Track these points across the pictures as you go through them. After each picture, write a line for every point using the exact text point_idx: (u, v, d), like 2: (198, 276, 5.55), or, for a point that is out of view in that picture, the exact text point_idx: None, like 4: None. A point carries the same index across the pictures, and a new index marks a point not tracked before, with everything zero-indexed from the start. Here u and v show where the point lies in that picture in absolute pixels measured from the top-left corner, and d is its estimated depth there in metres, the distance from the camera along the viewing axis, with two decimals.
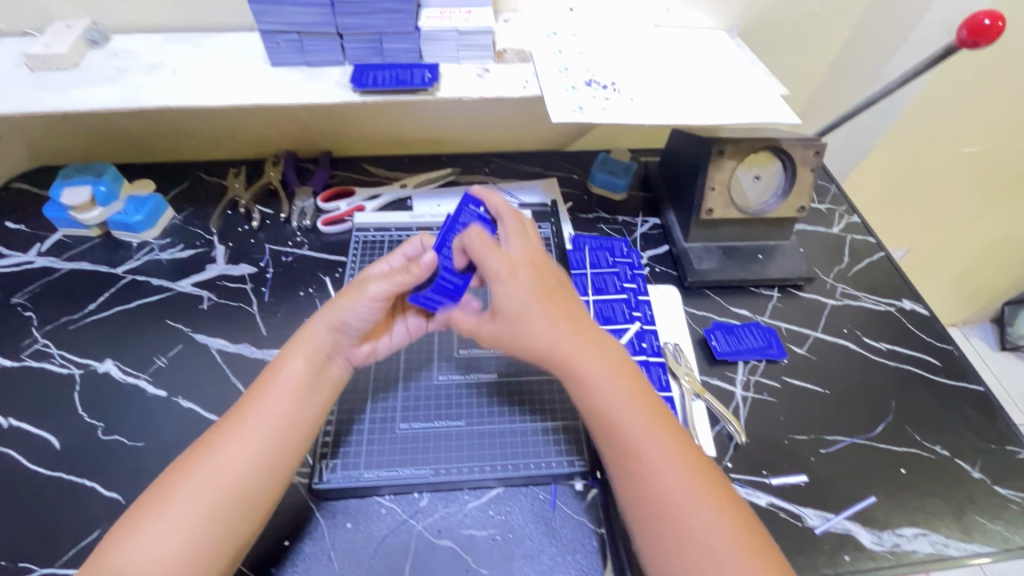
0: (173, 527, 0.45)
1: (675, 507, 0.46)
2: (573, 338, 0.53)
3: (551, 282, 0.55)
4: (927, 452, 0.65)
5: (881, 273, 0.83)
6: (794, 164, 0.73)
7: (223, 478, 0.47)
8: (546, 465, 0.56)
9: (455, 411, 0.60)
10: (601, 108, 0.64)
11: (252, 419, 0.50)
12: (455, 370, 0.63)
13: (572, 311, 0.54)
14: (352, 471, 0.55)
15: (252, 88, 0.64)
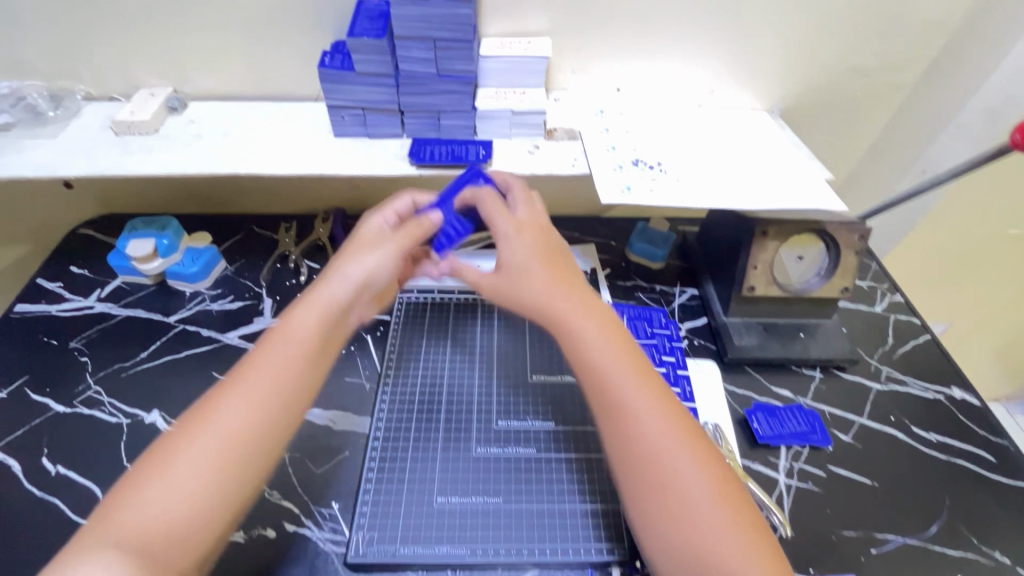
0: (184, 484, 0.44)
1: (678, 480, 0.46)
2: (572, 311, 0.54)
3: (554, 247, 0.58)
4: (987, 559, 0.61)
5: (927, 356, 0.81)
6: (838, 247, 0.73)
7: (232, 431, 0.47)
8: (583, 552, 0.55)
9: (493, 486, 0.59)
10: (647, 189, 0.66)
11: (257, 373, 0.50)
12: (494, 443, 0.63)
13: (572, 279, 0.57)
14: (388, 546, 0.55)
15: (316, 157, 0.67)
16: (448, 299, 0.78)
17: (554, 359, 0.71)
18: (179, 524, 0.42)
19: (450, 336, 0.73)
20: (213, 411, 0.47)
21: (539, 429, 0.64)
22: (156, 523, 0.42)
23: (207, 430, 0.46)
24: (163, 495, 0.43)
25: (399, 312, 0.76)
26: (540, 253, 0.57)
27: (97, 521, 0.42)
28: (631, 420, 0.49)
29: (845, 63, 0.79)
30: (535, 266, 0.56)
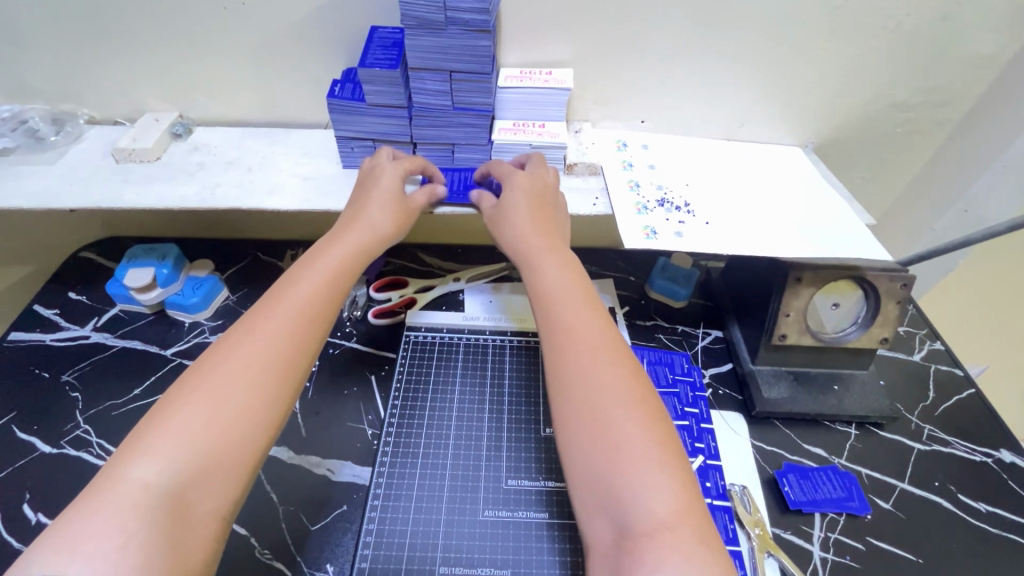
0: (201, 418, 0.40)
1: (600, 398, 0.43)
2: (538, 249, 0.55)
3: (544, 202, 0.59)
4: None
5: (973, 413, 0.75)
6: (878, 295, 0.67)
7: (254, 362, 0.44)
8: None
9: (501, 557, 0.54)
10: (674, 233, 0.61)
11: (280, 308, 0.48)
12: (502, 507, 0.58)
13: (553, 231, 0.57)
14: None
15: (323, 189, 0.64)
16: (457, 340, 0.74)
17: None
18: (198, 466, 0.39)
19: (459, 383, 0.69)
20: (226, 345, 0.45)
21: (553, 490, 0.59)
22: (175, 468, 0.38)
23: (225, 365, 0.44)
24: (177, 432, 0.39)
25: (405, 354, 0.72)
26: (528, 203, 0.58)
27: (120, 455, 0.38)
28: (575, 341, 0.47)
29: (885, 98, 0.74)
30: (521, 213, 0.57)
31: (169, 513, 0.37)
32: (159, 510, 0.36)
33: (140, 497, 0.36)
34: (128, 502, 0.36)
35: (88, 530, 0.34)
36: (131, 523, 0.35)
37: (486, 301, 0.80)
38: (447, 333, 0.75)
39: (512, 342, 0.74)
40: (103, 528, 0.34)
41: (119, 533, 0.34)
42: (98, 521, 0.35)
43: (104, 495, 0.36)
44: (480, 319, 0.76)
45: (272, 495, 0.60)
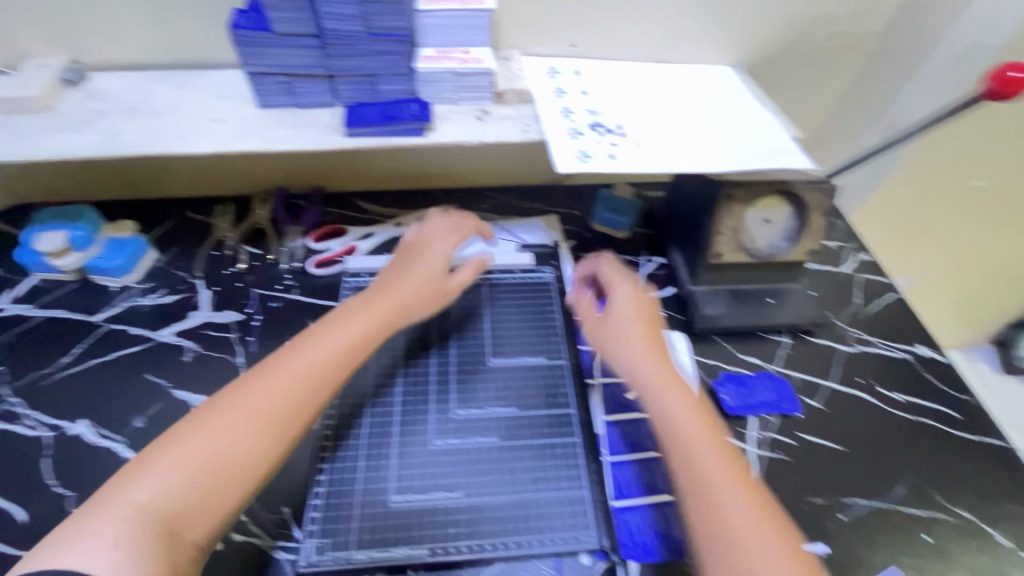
0: (201, 448, 0.45)
1: (694, 448, 0.49)
2: (660, 380, 0.54)
3: (650, 320, 0.61)
4: (949, 516, 0.61)
5: (893, 315, 0.80)
6: (806, 208, 0.71)
7: (257, 411, 0.48)
8: (554, 541, 0.53)
9: (453, 482, 0.56)
10: (607, 155, 0.60)
11: (296, 357, 0.52)
12: (451, 435, 0.59)
13: (656, 349, 0.57)
14: (341, 552, 0.52)
15: (239, 132, 0.60)
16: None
17: (515, 342, 0.68)
18: (192, 491, 0.44)
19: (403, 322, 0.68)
20: (246, 386, 0.50)
21: (501, 416, 0.61)
22: (173, 489, 0.43)
23: (230, 410, 0.48)
24: (178, 460, 0.44)
25: (346, 299, 0.71)
26: (638, 325, 0.59)
27: (133, 471, 0.44)
28: (655, 392, 0.54)
29: (813, 11, 0.74)
30: (631, 334, 0.59)
31: (160, 527, 0.42)
32: (150, 525, 0.41)
33: (134, 511, 0.42)
34: (125, 513, 0.41)
35: (86, 536, 0.40)
36: (123, 533, 0.40)
37: None
38: None
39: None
40: (99, 536, 0.40)
41: (111, 540, 0.40)
42: (99, 528, 0.40)
43: (112, 504, 0.42)
44: None
45: None
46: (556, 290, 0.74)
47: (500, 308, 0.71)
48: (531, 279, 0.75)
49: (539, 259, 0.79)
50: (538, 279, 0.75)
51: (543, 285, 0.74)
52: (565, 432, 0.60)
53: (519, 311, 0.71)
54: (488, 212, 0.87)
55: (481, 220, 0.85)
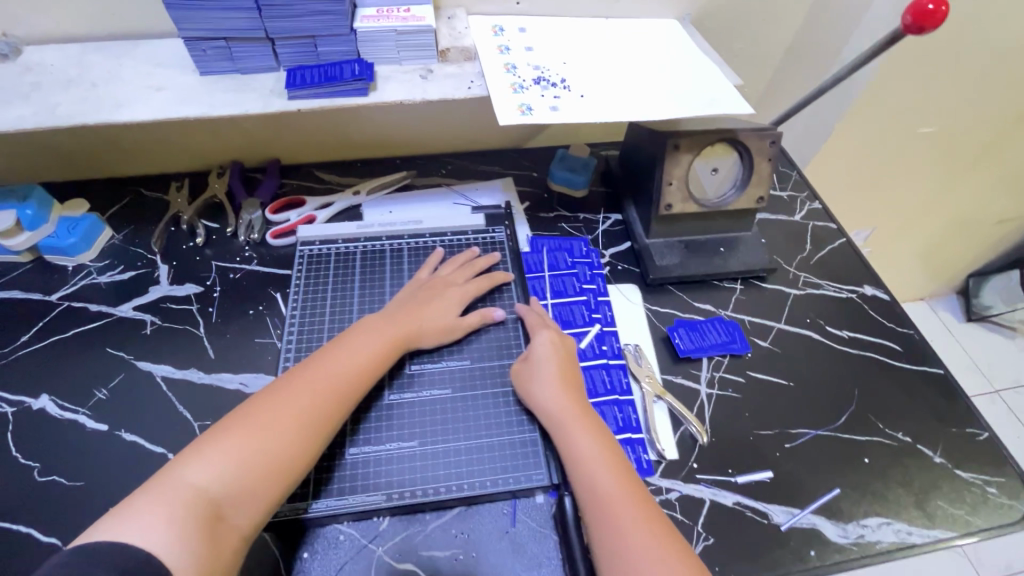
0: (247, 441, 0.47)
1: (599, 485, 0.51)
2: (570, 419, 0.56)
3: (569, 364, 0.61)
4: (889, 440, 0.65)
5: (843, 259, 0.83)
6: (750, 155, 0.72)
7: (298, 411, 0.50)
8: (509, 482, 0.57)
9: (406, 432, 0.59)
10: (549, 107, 0.61)
11: (327, 363, 0.55)
12: (405, 389, 0.62)
13: (573, 393, 0.58)
14: (300, 502, 0.55)
15: (180, 99, 0.60)
16: (353, 249, 0.74)
17: None
18: (243, 481, 0.45)
19: (357, 287, 0.70)
20: (284, 386, 0.52)
21: (453, 370, 0.64)
22: (222, 479, 0.45)
23: (270, 409, 0.50)
24: (226, 451, 0.46)
25: (300, 267, 0.71)
26: (555, 366, 0.60)
27: (179, 460, 0.46)
28: (569, 429, 0.55)
29: None
30: (548, 376, 0.59)
31: (211, 515, 0.43)
32: (203, 510, 0.43)
33: (190, 496, 0.43)
34: (180, 497, 0.43)
35: (141, 516, 0.41)
36: (177, 517, 0.42)
37: (387, 211, 0.81)
38: (343, 245, 0.74)
39: (408, 245, 0.75)
40: (153, 516, 0.41)
41: (165, 521, 0.41)
42: (152, 510, 0.42)
43: (162, 489, 0.43)
44: (376, 227, 0.76)
45: (186, 414, 0.61)
46: (507, 251, 0.76)
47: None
48: (484, 239, 0.77)
49: (492, 221, 0.80)
50: (491, 239, 0.77)
51: (495, 244, 0.77)
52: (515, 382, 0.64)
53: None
54: (446, 177, 0.88)
55: (436, 185, 0.86)
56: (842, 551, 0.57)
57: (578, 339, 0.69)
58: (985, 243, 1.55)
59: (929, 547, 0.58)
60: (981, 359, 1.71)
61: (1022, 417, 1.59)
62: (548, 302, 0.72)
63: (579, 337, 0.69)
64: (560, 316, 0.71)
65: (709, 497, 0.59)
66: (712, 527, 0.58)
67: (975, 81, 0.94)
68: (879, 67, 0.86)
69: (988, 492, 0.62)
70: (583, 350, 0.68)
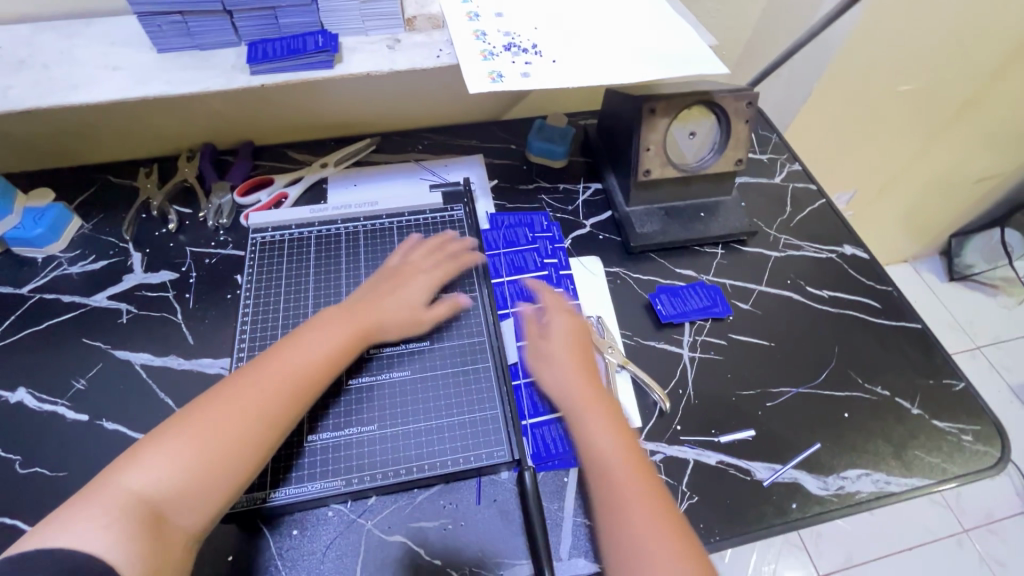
0: (188, 443, 0.46)
1: (608, 463, 0.52)
2: (581, 399, 0.57)
3: (583, 348, 0.62)
4: (869, 394, 0.66)
5: (823, 220, 0.83)
6: (728, 117, 0.72)
7: (243, 411, 0.49)
8: (473, 460, 0.57)
9: (367, 416, 0.59)
10: (520, 74, 0.60)
11: (276, 361, 0.54)
12: (365, 373, 0.61)
13: (586, 373, 0.60)
14: (257, 492, 0.54)
15: (137, 79, 0.57)
16: (307, 235, 0.72)
17: None
18: (185, 482, 0.45)
19: (313, 273, 0.69)
20: (230, 386, 0.51)
21: (411, 351, 0.63)
22: (163, 480, 0.44)
23: (214, 411, 0.49)
24: (166, 454, 0.45)
25: (252, 255, 0.70)
26: (571, 350, 0.61)
27: (120, 461, 0.45)
28: (581, 411, 0.56)
29: None
30: (563, 359, 0.61)
31: (150, 517, 0.42)
32: (140, 512, 0.42)
33: (127, 498, 0.42)
34: (118, 499, 0.42)
35: (76, 519, 0.40)
36: (114, 518, 0.41)
37: (352, 186, 0.80)
38: (297, 231, 0.73)
39: (364, 228, 0.73)
40: (88, 519, 0.41)
41: (102, 523, 0.40)
42: (88, 513, 0.41)
43: (98, 493, 0.42)
44: (329, 210, 0.74)
45: (167, 401, 0.61)
46: (466, 229, 0.74)
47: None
48: (442, 218, 0.75)
49: (450, 198, 0.78)
50: (450, 218, 0.75)
51: (454, 222, 0.75)
52: (475, 360, 0.63)
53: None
54: (423, 154, 0.87)
55: (404, 162, 0.85)
56: (823, 503, 0.58)
57: None
58: (966, 202, 1.56)
59: (907, 496, 0.59)
60: (963, 316, 1.74)
61: (1002, 371, 1.63)
62: (508, 279, 0.71)
63: None
64: (521, 292, 0.71)
65: (692, 458, 0.60)
66: (695, 486, 0.59)
67: (956, 35, 0.93)
68: (858, 24, 0.84)
69: (963, 440, 0.63)
70: None
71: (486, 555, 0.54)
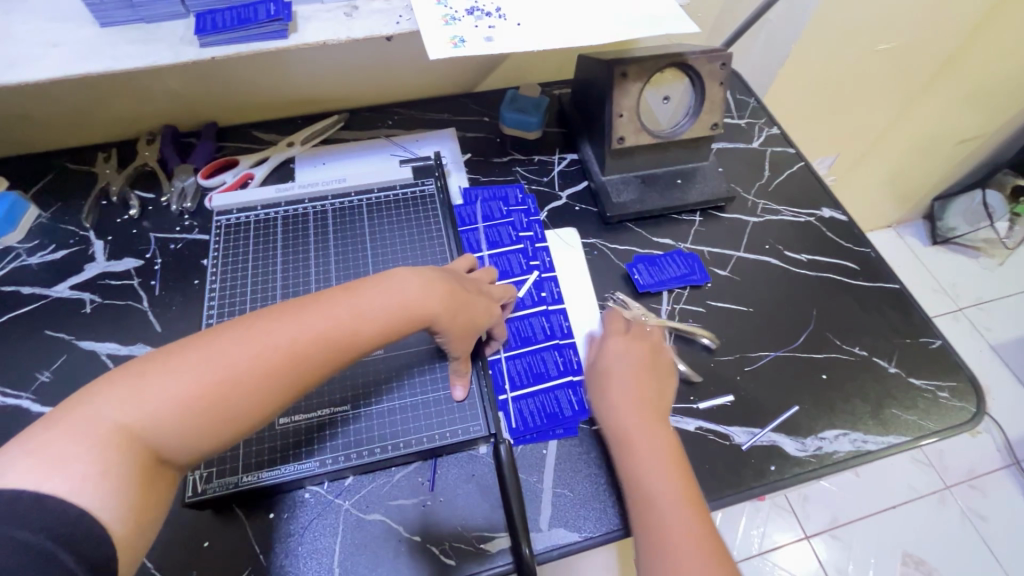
0: (201, 373, 0.39)
1: (655, 502, 0.49)
2: (635, 431, 0.54)
3: (646, 375, 0.58)
4: (846, 355, 0.66)
5: (801, 184, 0.82)
6: (702, 80, 0.70)
7: (270, 355, 0.41)
8: (450, 435, 0.57)
9: (340, 396, 0.58)
10: (483, 38, 0.58)
11: (333, 311, 0.45)
12: None
13: (644, 405, 0.56)
14: (229, 477, 0.53)
15: (78, 55, 0.54)
16: (274, 215, 0.71)
17: (397, 255, 0.68)
18: (188, 418, 0.38)
19: (280, 255, 0.67)
20: (276, 320, 0.43)
21: None
22: (165, 411, 0.37)
23: (241, 343, 0.41)
24: (174, 382, 0.38)
25: (218, 239, 0.68)
26: (631, 376, 0.58)
27: (138, 366, 0.38)
28: (632, 443, 0.53)
29: None
30: (620, 386, 0.57)
31: (142, 452, 0.36)
32: (133, 451, 0.36)
33: (121, 432, 0.36)
34: (109, 431, 0.35)
35: (56, 449, 0.34)
36: (98, 451, 0.35)
37: (320, 165, 0.78)
38: (263, 212, 0.71)
39: (333, 206, 0.72)
40: (75, 453, 0.34)
41: (92, 463, 0.34)
42: (75, 439, 0.34)
43: (90, 413, 0.36)
44: (295, 189, 0.71)
45: None
46: (438, 204, 0.73)
47: (380, 227, 0.71)
48: (413, 194, 0.74)
49: (420, 172, 0.76)
50: (420, 193, 0.74)
51: (426, 197, 0.74)
52: None
53: (400, 227, 0.71)
54: (393, 129, 0.84)
55: (373, 138, 0.83)
56: (801, 464, 0.59)
57: (516, 287, 0.68)
58: (948, 164, 1.55)
59: (884, 453, 0.60)
60: (946, 279, 1.75)
61: (984, 332, 1.65)
62: (483, 255, 0.71)
63: (517, 286, 0.68)
64: (497, 266, 0.70)
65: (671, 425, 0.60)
66: None
67: None
68: None
69: (939, 396, 0.64)
70: (522, 298, 0.67)
71: (466, 529, 0.53)
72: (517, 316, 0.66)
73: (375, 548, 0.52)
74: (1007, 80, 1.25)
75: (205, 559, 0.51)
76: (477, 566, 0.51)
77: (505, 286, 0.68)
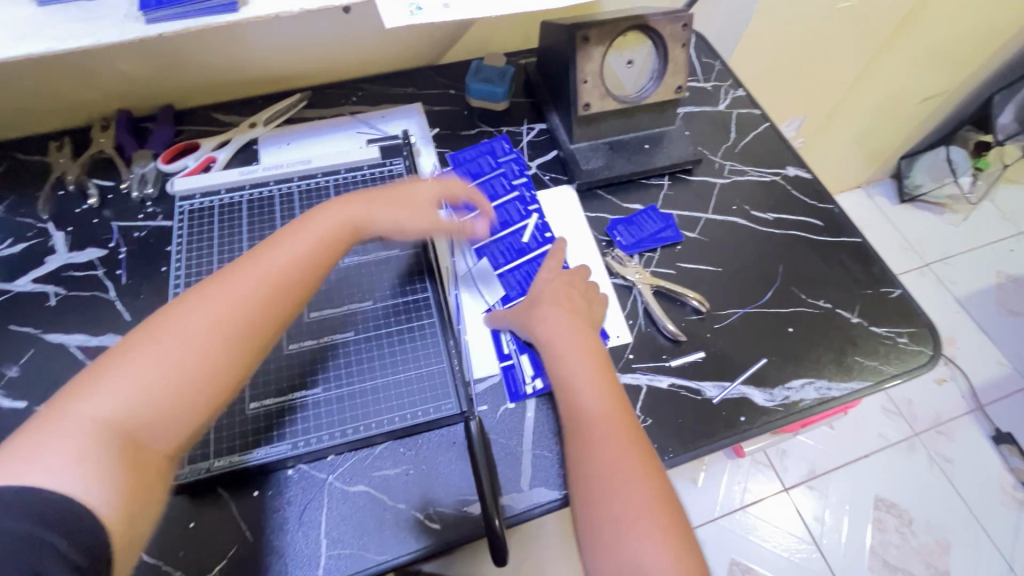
0: (165, 367, 0.42)
1: (594, 422, 0.52)
2: (570, 354, 0.56)
3: (573, 302, 0.61)
4: (812, 308, 0.68)
5: (766, 143, 0.83)
6: (665, 41, 0.70)
7: (223, 329, 0.45)
8: (430, 412, 0.57)
9: (314, 380, 0.58)
10: (440, 4, 0.56)
11: (251, 272, 0.48)
12: (306, 336, 0.60)
13: (573, 327, 0.58)
14: (199, 464, 0.53)
15: (12, 34, 0.52)
16: (239, 199, 0.69)
17: None
18: (162, 405, 0.42)
19: (246, 239, 0.66)
20: (207, 298, 0.46)
21: (355, 313, 0.62)
22: (134, 406, 0.41)
23: (192, 329, 0.44)
24: (136, 380, 0.41)
25: (181, 224, 0.67)
26: (561, 303, 0.60)
27: (90, 377, 0.41)
28: (565, 364, 0.56)
29: None
30: (555, 314, 0.59)
31: (124, 438, 0.40)
32: (113, 439, 0.39)
33: (101, 427, 0.39)
34: (86, 428, 0.39)
35: (37, 451, 0.37)
36: (83, 448, 0.38)
37: (285, 146, 0.77)
38: (227, 196, 0.69)
39: (299, 187, 0.71)
40: (59, 450, 0.37)
41: (76, 457, 0.37)
42: (56, 443, 0.38)
43: (57, 424, 0.39)
44: (260, 171, 0.70)
45: None
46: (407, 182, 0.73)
47: None
48: (381, 173, 0.73)
49: (389, 152, 0.75)
50: (389, 171, 0.73)
51: (394, 177, 0.73)
52: (428, 316, 0.63)
53: None
54: (358, 105, 0.83)
55: (338, 115, 0.81)
56: (769, 413, 0.61)
57: (518, 234, 0.70)
58: (913, 123, 1.58)
59: (847, 398, 0.62)
60: (913, 236, 1.80)
61: (950, 285, 1.71)
62: None
63: (519, 233, 0.70)
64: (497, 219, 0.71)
65: (645, 383, 0.62)
66: (650, 409, 0.60)
67: None
68: None
69: (899, 342, 0.66)
70: (527, 244, 0.69)
71: (451, 493, 0.55)
72: (521, 260, 0.68)
73: (361, 519, 0.53)
74: (966, 35, 1.27)
75: (192, 540, 0.52)
76: (460, 529, 0.53)
77: (507, 236, 0.70)
